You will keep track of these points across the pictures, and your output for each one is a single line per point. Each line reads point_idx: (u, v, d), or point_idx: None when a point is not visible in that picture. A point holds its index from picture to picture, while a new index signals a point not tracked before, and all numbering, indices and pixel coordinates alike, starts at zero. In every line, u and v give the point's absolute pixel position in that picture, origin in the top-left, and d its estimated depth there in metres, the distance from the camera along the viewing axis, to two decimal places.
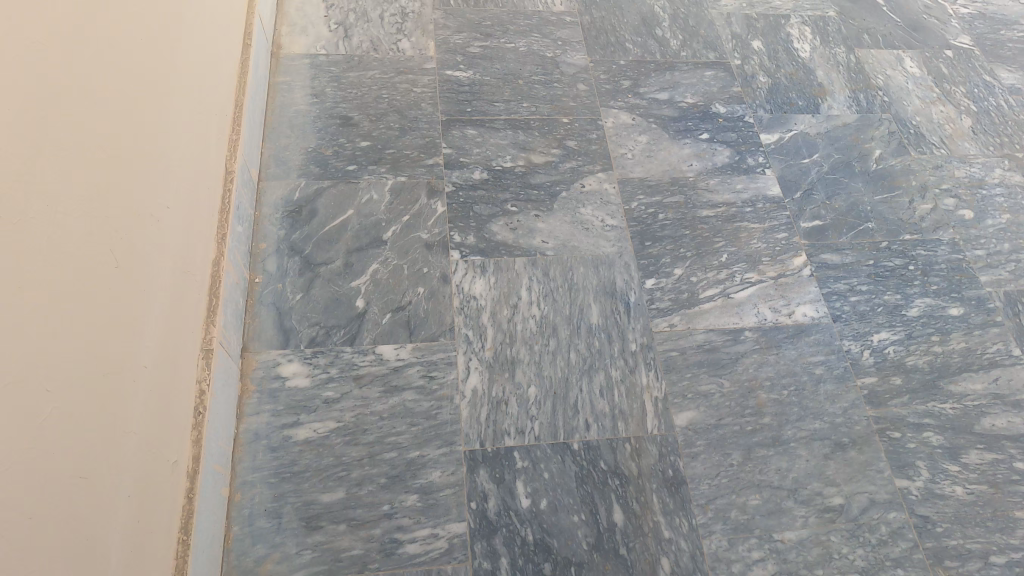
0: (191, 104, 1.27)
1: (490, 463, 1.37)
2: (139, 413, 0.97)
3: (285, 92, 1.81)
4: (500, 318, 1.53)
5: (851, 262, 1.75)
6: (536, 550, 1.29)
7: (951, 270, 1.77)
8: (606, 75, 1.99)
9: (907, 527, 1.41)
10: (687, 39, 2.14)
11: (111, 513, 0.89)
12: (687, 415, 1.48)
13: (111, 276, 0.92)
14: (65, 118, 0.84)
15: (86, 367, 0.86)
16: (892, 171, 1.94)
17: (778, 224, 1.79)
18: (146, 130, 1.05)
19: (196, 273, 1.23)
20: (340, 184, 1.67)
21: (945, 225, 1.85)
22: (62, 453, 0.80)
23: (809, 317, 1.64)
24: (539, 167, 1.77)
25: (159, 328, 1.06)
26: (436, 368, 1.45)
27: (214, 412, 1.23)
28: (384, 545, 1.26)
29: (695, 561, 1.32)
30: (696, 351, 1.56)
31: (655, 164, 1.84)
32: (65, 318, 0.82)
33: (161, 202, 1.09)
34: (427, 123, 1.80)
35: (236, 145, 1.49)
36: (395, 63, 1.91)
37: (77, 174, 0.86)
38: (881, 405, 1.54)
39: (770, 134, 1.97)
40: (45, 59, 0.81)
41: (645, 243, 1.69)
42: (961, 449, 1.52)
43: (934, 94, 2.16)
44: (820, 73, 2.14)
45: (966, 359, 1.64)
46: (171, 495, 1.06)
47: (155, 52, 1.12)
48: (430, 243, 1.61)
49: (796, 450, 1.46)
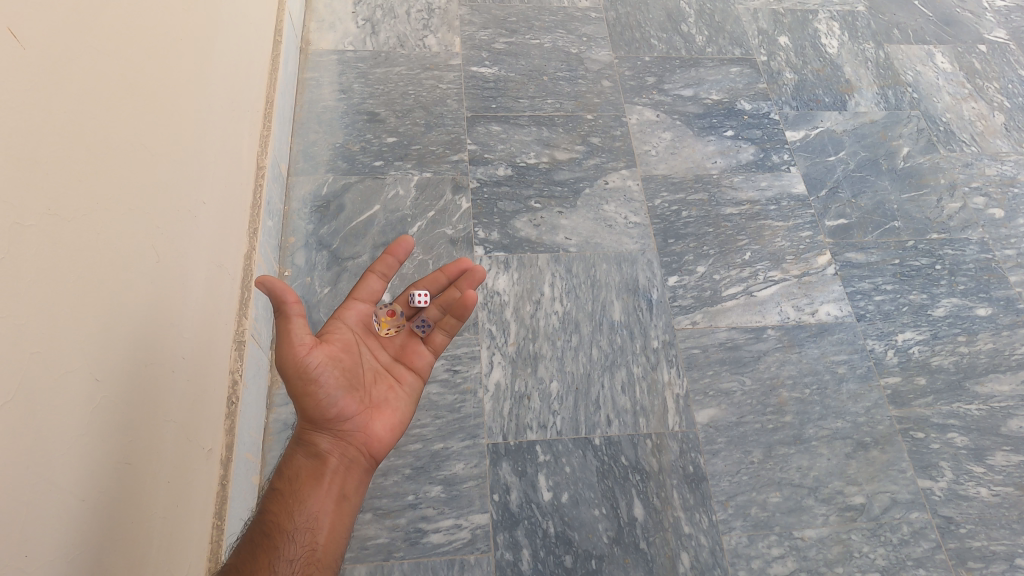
0: (225, 103, 1.29)
1: (512, 456, 1.39)
2: (177, 403, 1.01)
3: (313, 88, 1.85)
4: (522, 314, 1.55)
5: (876, 262, 1.74)
6: (557, 543, 1.31)
7: (979, 270, 1.76)
8: (631, 71, 2.00)
9: (931, 527, 1.41)
10: (712, 34, 2.13)
11: (152, 498, 0.93)
12: (709, 413, 1.48)
13: (149, 267, 0.95)
14: (105, 116, 0.86)
15: (130, 359, 0.89)
16: (921, 170, 1.92)
17: (801, 223, 1.78)
18: (183, 129, 1.08)
19: (229, 266, 1.26)
20: (367, 179, 1.70)
21: (974, 223, 1.83)
22: (107, 439, 0.83)
23: (832, 316, 1.64)
24: (562, 164, 1.78)
25: (196, 319, 1.09)
26: (459, 362, 1.48)
27: (247, 401, 1.26)
28: (408, 534, 1.29)
29: (715, 557, 1.33)
30: (718, 349, 1.56)
31: (679, 161, 1.84)
32: (109, 311, 0.85)
33: (197, 198, 1.12)
34: (452, 120, 1.82)
35: (267, 141, 1.52)
36: (422, 59, 1.93)
37: (119, 172, 0.88)
38: (904, 405, 1.54)
39: (796, 131, 1.96)
40: (85, 63, 0.83)
41: (668, 240, 1.70)
42: (987, 450, 1.51)
43: (965, 90, 2.13)
44: (848, 70, 2.12)
45: (993, 360, 1.62)
46: (206, 480, 1.10)
47: (190, 50, 1.13)
48: (454, 238, 1.63)
49: (818, 448, 1.46)
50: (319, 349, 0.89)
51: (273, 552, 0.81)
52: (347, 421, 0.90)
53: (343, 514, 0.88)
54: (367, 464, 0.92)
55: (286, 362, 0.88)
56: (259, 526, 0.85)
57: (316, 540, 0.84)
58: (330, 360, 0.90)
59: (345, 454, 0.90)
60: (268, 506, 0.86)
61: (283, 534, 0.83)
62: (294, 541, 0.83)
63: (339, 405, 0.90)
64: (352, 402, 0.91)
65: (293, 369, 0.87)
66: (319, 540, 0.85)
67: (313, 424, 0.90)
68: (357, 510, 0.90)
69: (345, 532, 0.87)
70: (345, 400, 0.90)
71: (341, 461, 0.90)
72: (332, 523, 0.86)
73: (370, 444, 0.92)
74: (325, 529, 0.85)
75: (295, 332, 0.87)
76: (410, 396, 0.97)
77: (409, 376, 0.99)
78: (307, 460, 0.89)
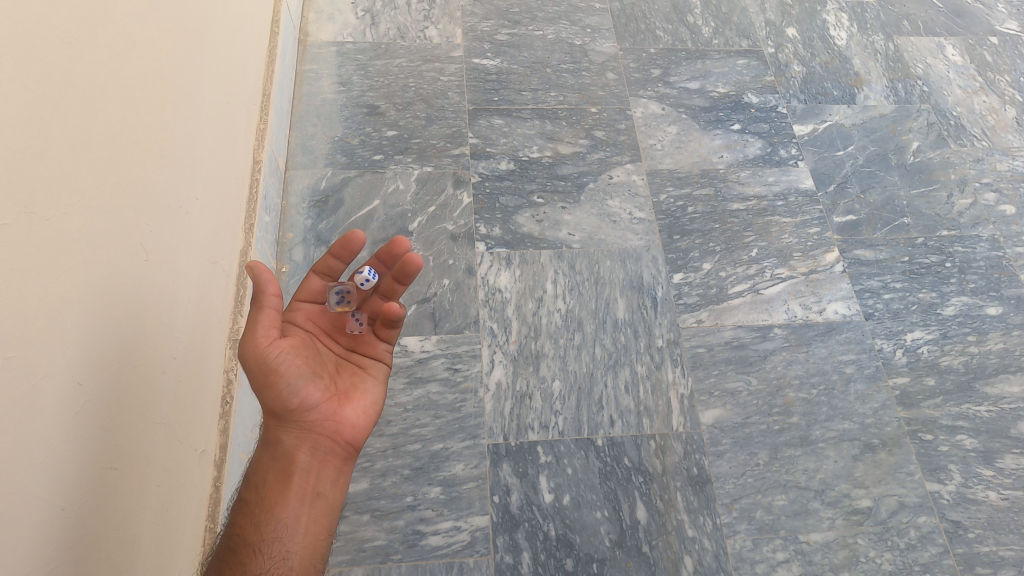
0: (220, 95, 1.26)
1: (513, 457, 1.37)
2: (167, 403, 0.99)
3: (312, 80, 1.81)
4: (524, 311, 1.52)
5: (886, 259, 1.70)
6: (558, 546, 1.29)
7: (990, 267, 1.72)
8: (636, 63, 1.96)
9: (938, 532, 1.38)
10: (719, 26, 2.09)
11: (141, 503, 0.90)
12: (713, 413, 1.46)
13: (135, 266, 0.92)
14: (93, 111, 0.84)
15: (119, 360, 0.87)
16: (930, 165, 1.88)
17: (810, 219, 1.75)
18: (175, 123, 1.06)
19: (223, 263, 1.23)
20: (367, 173, 1.67)
21: (984, 220, 1.79)
22: (89, 445, 0.80)
23: (841, 314, 1.61)
24: (566, 158, 1.74)
25: (187, 317, 1.07)
26: (460, 361, 1.45)
27: (241, 401, 1.24)
28: (406, 536, 1.27)
29: (719, 561, 1.31)
30: (724, 348, 1.53)
31: (685, 155, 1.80)
32: (93, 312, 0.82)
33: (189, 193, 1.10)
34: (454, 113, 1.79)
35: (263, 136, 1.49)
36: (422, 51, 1.90)
37: (105, 167, 0.86)
38: (913, 406, 1.51)
39: (804, 125, 1.92)
40: (65, 54, 0.79)
41: (673, 236, 1.67)
42: (996, 453, 1.48)
43: (976, 83, 2.08)
44: (857, 62, 2.08)
45: (1003, 360, 1.59)
46: (197, 482, 1.07)
47: (184, 42, 1.11)
48: (455, 234, 1.60)
49: (824, 450, 1.43)
50: (280, 340, 0.87)
51: (240, 568, 0.81)
52: (311, 412, 0.87)
53: (318, 515, 0.86)
54: (342, 453, 0.89)
55: (245, 355, 0.85)
56: (228, 539, 0.85)
57: (287, 550, 0.84)
58: (292, 349, 0.87)
59: (316, 448, 0.87)
60: (235, 518, 0.86)
61: (250, 547, 0.83)
62: (262, 554, 0.83)
63: (302, 394, 0.86)
64: (315, 390, 0.87)
65: (252, 358, 0.84)
66: (291, 549, 0.84)
67: (277, 419, 0.86)
68: (335, 505, 0.88)
69: (321, 531, 0.86)
70: (306, 389, 0.87)
71: (311, 457, 0.87)
72: (306, 526, 0.85)
73: (342, 432, 0.89)
74: (297, 535, 0.85)
75: (257, 326, 0.84)
76: (374, 380, 0.94)
77: (371, 363, 0.96)
78: (274, 463, 0.86)
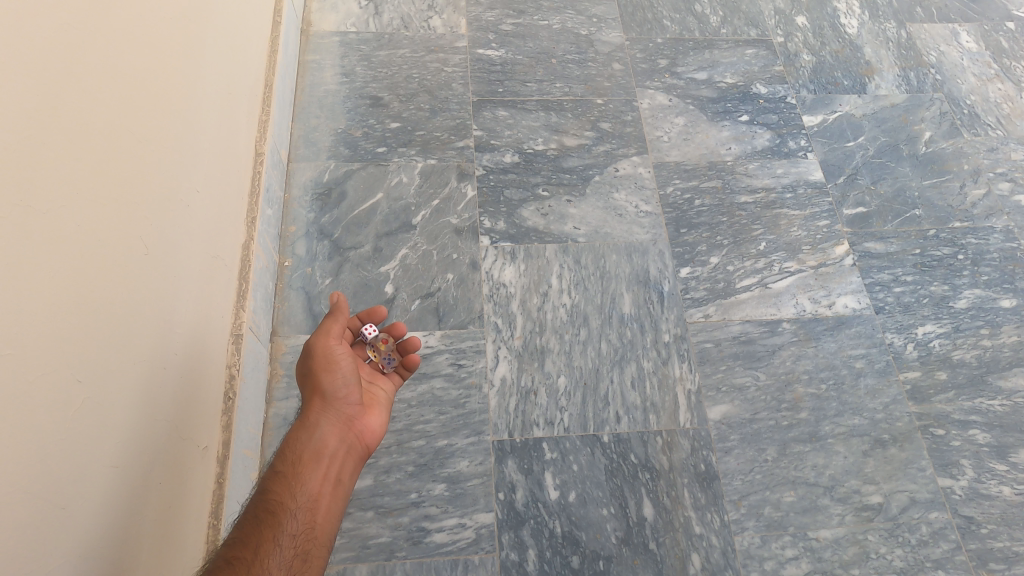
0: (221, 87, 1.25)
1: (518, 454, 1.35)
2: (169, 399, 0.98)
3: (315, 72, 1.80)
4: (529, 306, 1.51)
5: (897, 252, 1.68)
6: (563, 543, 1.28)
7: (1003, 259, 1.69)
8: (642, 53, 1.93)
9: (950, 528, 1.36)
10: (727, 15, 2.05)
11: (142, 501, 0.90)
12: (721, 409, 1.44)
13: (135, 261, 0.91)
14: (93, 106, 0.83)
15: (119, 358, 0.86)
16: (943, 155, 1.85)
17: (819, 211, 1.72)
18: (177, 117, 1.05)
19: (225, 258, 1.22)
20: (370, 167, 1.65)
21: (997, 211, 1.76)
22: (91, 443, 0.79)
23: (851, 308, 1.58)
24: (571, 150, 1.72)
25: (189, 313, 1.06)
26: (464, 356, 1.44)
27: (244, 396, 1.23)
28: (412, 533, 1.26)
29: (727, 558, 1.29)
30: (732, 343, 1.51)
31: (692, 147, 1.78)
32: (92, 308, 0.81)
33: (191, 188, 1.09)
34: (458, 105, 1.77)
35: (265, 129, 1.48)
36: (426, 42, 1.87)
37: (106, 162, 0.85)
38: (925, 401, 1.48)
39: (814, 115, 1.89)
40: (62, 47, 0.78)
41: (680, 229, 1.64)
42: (1009, 448, 1.46)
43: (990, 70, 2.04)
44: (868, 50, 2.04)
45: (1017, 354, 1.56)
46: (200, 478, 1.07)
47: (185, 34, 1.10)
48: (459, 228, 1.58)
49: (834, 446, 1.41)
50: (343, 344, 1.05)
51: (280, 527, 0.88)
52: (349, 407, 1.03)
53: (338, 497, 0.98)
54: (360, 451, 1.04)
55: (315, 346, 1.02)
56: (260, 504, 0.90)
57: (314, 519, 0.94)
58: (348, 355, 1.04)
59: (344, 440, 1.02)
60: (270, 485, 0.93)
61: (286, 512, 0.91)
62: (296, 518, 0.91)
63: (349, 390, 1.03)
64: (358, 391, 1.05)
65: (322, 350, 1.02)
66: (317, 520, 0.94)
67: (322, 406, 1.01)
68: (347, 493, 1.00)
69: (337, 512, 0.98)
70: (353, 386, 1.03)
71: (340, 445, 1.01)
72: (329, 504, 0.97)
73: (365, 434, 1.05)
74: (322, 509, 0.95)
75: (331, 326, 1.03)
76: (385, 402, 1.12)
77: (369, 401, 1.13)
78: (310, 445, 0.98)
